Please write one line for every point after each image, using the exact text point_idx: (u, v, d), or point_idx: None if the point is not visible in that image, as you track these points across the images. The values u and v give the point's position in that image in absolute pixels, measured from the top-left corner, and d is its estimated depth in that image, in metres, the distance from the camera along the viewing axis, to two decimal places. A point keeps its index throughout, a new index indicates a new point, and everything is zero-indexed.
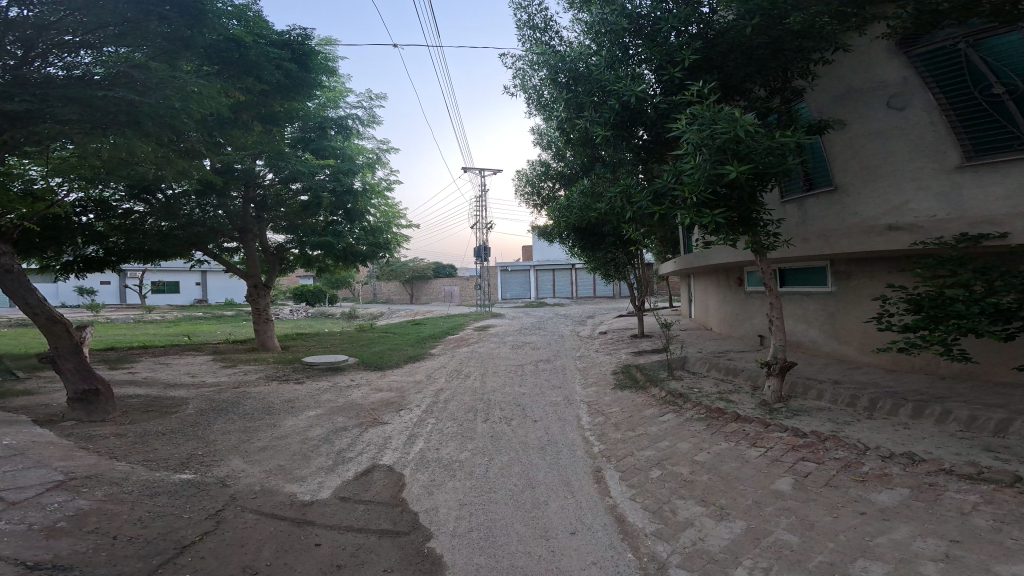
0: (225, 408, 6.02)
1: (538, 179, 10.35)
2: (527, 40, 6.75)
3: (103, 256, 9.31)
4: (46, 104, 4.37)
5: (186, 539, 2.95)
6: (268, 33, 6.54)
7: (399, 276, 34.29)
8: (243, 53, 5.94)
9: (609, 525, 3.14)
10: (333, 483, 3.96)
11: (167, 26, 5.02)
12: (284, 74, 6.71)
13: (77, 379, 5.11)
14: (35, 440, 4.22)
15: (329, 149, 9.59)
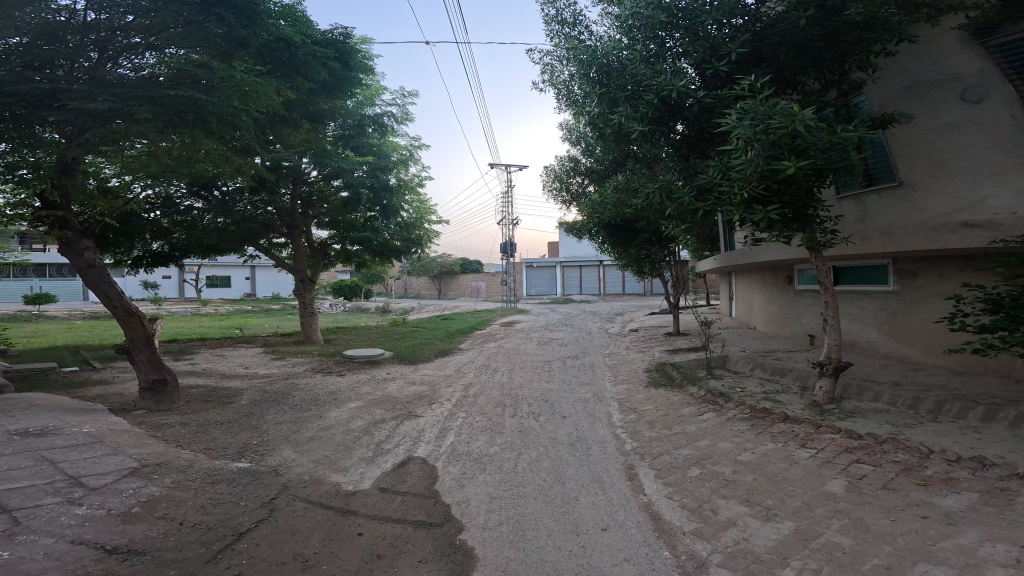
0: (276, 398, 6.24)
1: (567, 175, 10.34)
2: (556, 35, 6.71)
3: (167, 251, 9.75)
4: (125, 103, 4.55)
5: (242, 526, 3.06)
6: (312, 33, 6.67)
7: (427, 271, 34.72)
8: (291, 52, 6.19)
9: (643, 522, 3.13)
10: (374, 474, 4.05)
11: (223, 27, 5.26)
12: (330, 73, 6.91)
13: (149, 369, 5.37)
14: (110, 428, 4.47)
15: (367, 147, 9.82)
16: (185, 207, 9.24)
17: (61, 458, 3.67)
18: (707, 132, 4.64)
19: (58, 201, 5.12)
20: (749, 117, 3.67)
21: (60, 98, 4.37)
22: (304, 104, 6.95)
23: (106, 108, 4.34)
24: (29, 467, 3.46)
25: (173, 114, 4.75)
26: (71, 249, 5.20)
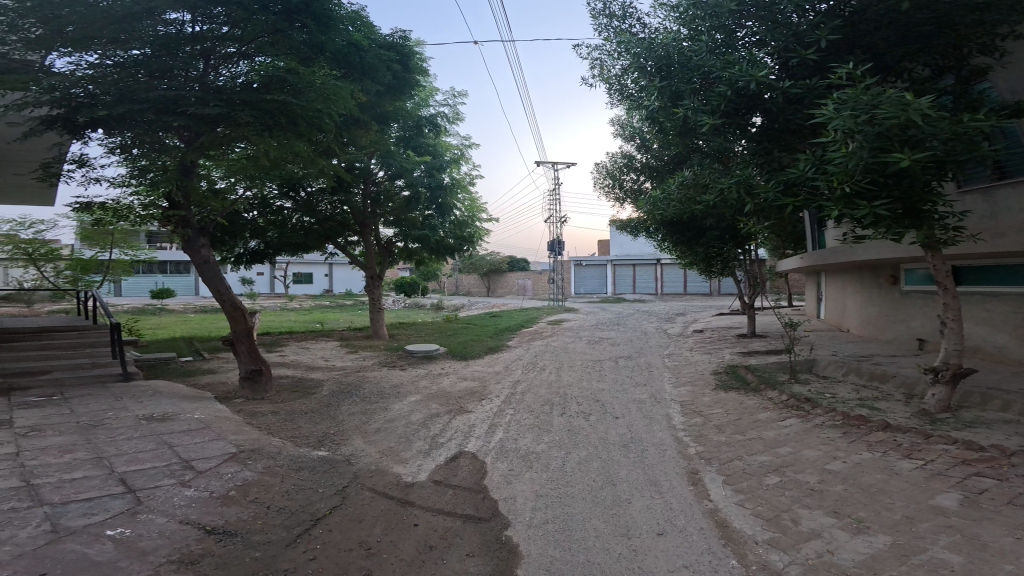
0: (350, 390, 6.55)
1: (620, 172, 10.22)
2: (604, 29, 6.62)
3: (263, 250, 10.39)
4: (231, 108, 4.99)
5: (318, 513, 3.23)
6: (377, 37, 6.91)
7: (476, 268, 35.10)
8: (359, 55, 6.33)
9: (707, 529, 3.05)
10: (429, 467, 4.14)
11: (304, 33, 5.57)
12: (392, 75, 7.08)
13: (248, 360, 5.80)
14: (215, 415, 4.93)
15: (426, 147, 10.12)
16: (277, 208, 9.84)
17: (176, 442, 4.09)
18: (794, 123, 4.52)
19: (179, 202, 5.57)
20: (845, 107, 3.54)
21: (185, 107, 4.76)
22: (373, 106, 7.20)
23: (218, 113, 4.80)
24: (151, 449, 3.90)
25: (268, 117, 5.20)
26: (188, 247, 5.57)
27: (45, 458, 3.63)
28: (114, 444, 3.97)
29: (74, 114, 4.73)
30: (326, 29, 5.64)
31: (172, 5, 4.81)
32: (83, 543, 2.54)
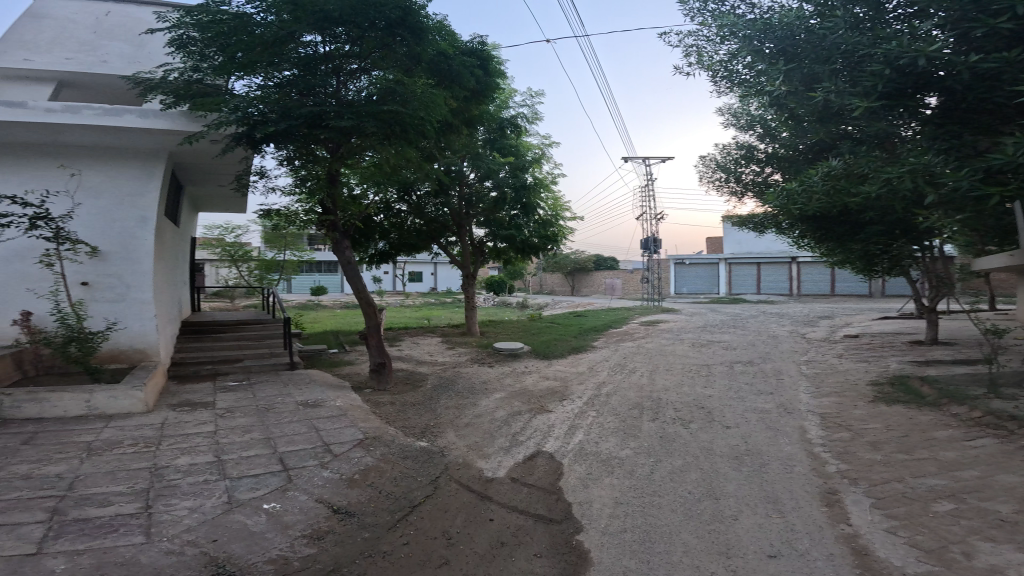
0: (447, 384, 6.92)
1: (739, 165, 9.36)
2: (697, 14, 6.27)
3: (388, 251, 11.34)
4: (359, 120, 5.39)
5: (415, 500, 3.49)
6: (461, 44, 7.04)
7: (562, 267, 35.16)
8: (446, 63, 6.51)
9: (836, 556, 2.76)
10: (506, 463, 4.17)
11: (404, 44, 5.82)
12: (475, 82, 7.18)
13: (376, 353, 6.45)
14: (351, 403, 5.55)
15: (510, 148, 10.34)
16: (398, 211, 10.67)
17: (322, 426, 4.69)
18: (992, 103, 4.19)
19: (330, 206, 6.27)
20: None
21: (326, 120, 5.30)
22: (463, 112, 7.52)
23: (349, 125, 5.27)
24: (304, 432, 4.51)
25: (388, 127, 5.57)
26: (336, 247, 6.34)
27: (228, 437, 4.38)
28: (277, 426, 4.67)
29: (253, 130, 5.34)
30: (420, 40, 5.86)
31: (307, 26, 5.34)
32: (238, 516, 3.06)
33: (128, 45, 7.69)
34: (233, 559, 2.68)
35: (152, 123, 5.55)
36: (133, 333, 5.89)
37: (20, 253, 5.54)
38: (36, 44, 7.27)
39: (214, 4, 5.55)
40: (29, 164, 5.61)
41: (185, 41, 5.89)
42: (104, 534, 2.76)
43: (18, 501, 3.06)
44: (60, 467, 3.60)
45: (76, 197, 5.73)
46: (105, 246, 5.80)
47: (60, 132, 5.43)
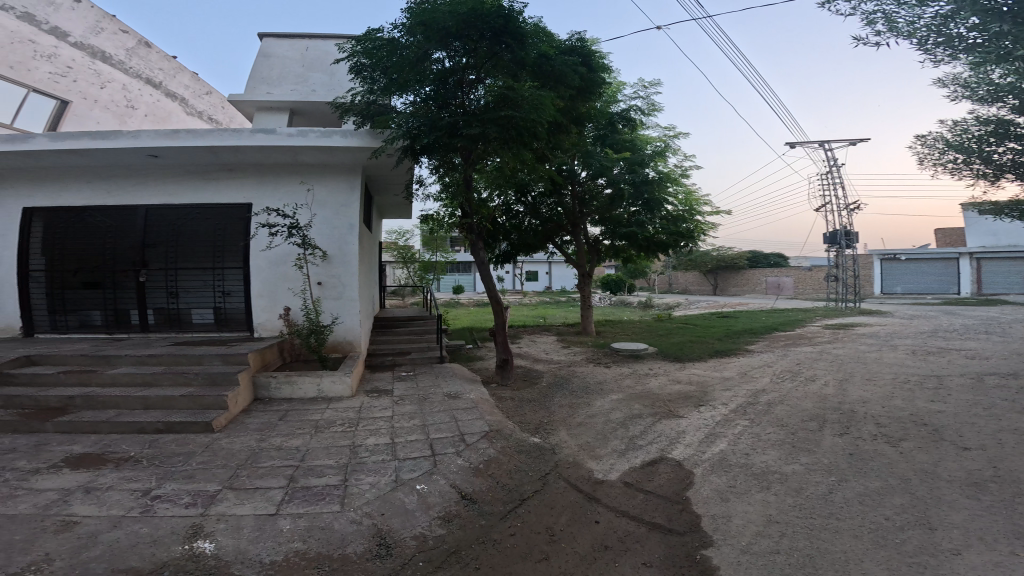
0: (560, 383, 7.26)
1: (985, 143, 5.47)
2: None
3: (509, 251, 12.02)
4: (482, 128, 5.80)
5: (525, 493, 3.74)
6: (560, 44, 7.11)
7: (701, 266, 33.51)
8: (550, 65, 6.52)
9: None
10: (622, 467, 4.24)
11: (510, 51, 6.04)
12: (580, 79, 7.17)
13: (501, 349, 7.20)
14: (484, 397, 6.05)
15: (621, 142, 10.38)
16: (516, 212, 11.18)
17: (461, 417, 5.20)
18: None
19: (469, 211, 6.82)
20: None
21: (459, 130, 5.80)
22: (570, 110, 7.55)
23: (476, 132, 5.72)
24: (448, 422, 5.04)
25: (508, 131, 5.86)
26: (473, 250, 7.08)
27: (398, 421, 5.02)
28: (430, 414, 5.27)
29: (414, 143, 5.97)
30: (521, 44, 5.99)
31: (436, 44, 5.79)
32: (401, 493, 3.50)
33: (324, 74, 9.40)
34: (392, 532, 3.10)
35: (354, 142, 6.35)
36: (347, 327, 6.94)
37: (284, 258, 6.84)
38: (273, 78, 9.27)
39: (373, 31, 6.20)
40: (278, 182, 6.89)
41: (361, 68, 6.53)
42: (313, 501, 3.34)
43: (269, 468, 3.85)
44: (296, 441, 4.42)
45: (311, 209, 6.90)
46: (331, 249, 6.88)
47: (301, 155, 6.56)
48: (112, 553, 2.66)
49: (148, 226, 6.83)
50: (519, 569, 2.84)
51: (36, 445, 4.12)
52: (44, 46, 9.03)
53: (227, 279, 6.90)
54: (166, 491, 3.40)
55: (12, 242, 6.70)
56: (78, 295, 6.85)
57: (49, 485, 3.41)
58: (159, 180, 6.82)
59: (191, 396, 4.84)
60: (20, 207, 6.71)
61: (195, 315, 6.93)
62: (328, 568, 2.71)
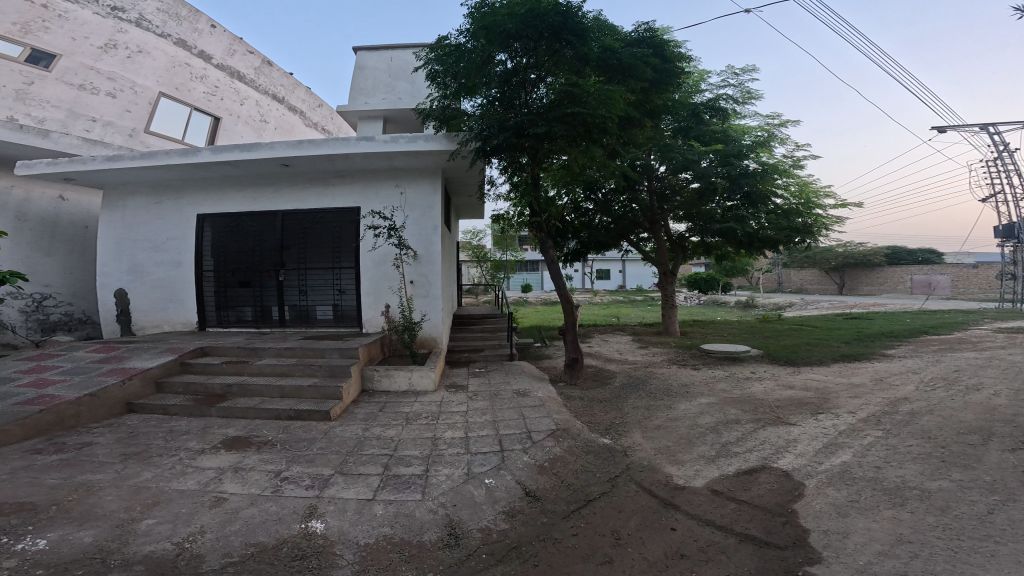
0: (639, 384, 7.14)
1: None
2: None
3: (577, 249, 12.09)
4: (549, 126, 5.80)
5: (591, 495, 3.67)
6: (626, 37, 6.96)
7: (819, 263, 31.11)
8: (615, 57, 6.38)
9: None
10: (710, 474, 4.02)
11: (571, 48, 5.97)
12: (652, 69, 6.97)
13: (570, 349, 7.19)
14: (551, 395, 6.07)
15: (709, 134, 9.82)
16: (586, 209, 11.17)
17: (528, 414, 5.26)
18: None
19: (538, 211, 6.87)
20: None
21: (526, 130, 5.83)
22: (643, 103, 7.39)
23: (543, 132, 5.71)
24: (515, 418, 5.11)
25: (576, 128, 5.80)
26: (543, 249, 7.10)
27: (472, 416, 5.16)
28: (501, 411, 5.36)
29: (485, 145, 6.09)
30: (581, 38, 5.92)
31: (499, 46, 5.79)
32: (471, 486, 3.60)
33: (411, 84, 9.83)
34: (460, 523, 3.14)
35: (435, 146, 6.51)
36: (434, 325, 7.17)
37: (384, 258, 7.24)
38: (367, 88, 9.85)
39: (442, 38, 6.42)
40: (375, 186, 7.33)
41: (435, 75, 6.76)
42: (399, 490, 3.51)
43: (370, 455, 4.13)
44: (391, 431, 4.70)
45: (403, 211, 7.25)
46: (421, 249, 7.18)
47: (395, 160, 6.93)
48: (246, 527, 2.97)
49: (285, 229, 7.53)
50: (578, 570, 2.74)
51: (203, 427, 4.73)
52: (196, 69, 10.72)
53: (343, 277, 7.46)
54: (293, 473, 3.76)
55: (187, 245, 7.56)
56: (231, 292, 7.65)
57: (210, 463, 3.88)
58: (290, 186, 7.48)
59: (314, 387, 5.33)
60: (192, 213, 7.58)
61: (320, 312, 7.61)
62: (405, 553, 2.79)
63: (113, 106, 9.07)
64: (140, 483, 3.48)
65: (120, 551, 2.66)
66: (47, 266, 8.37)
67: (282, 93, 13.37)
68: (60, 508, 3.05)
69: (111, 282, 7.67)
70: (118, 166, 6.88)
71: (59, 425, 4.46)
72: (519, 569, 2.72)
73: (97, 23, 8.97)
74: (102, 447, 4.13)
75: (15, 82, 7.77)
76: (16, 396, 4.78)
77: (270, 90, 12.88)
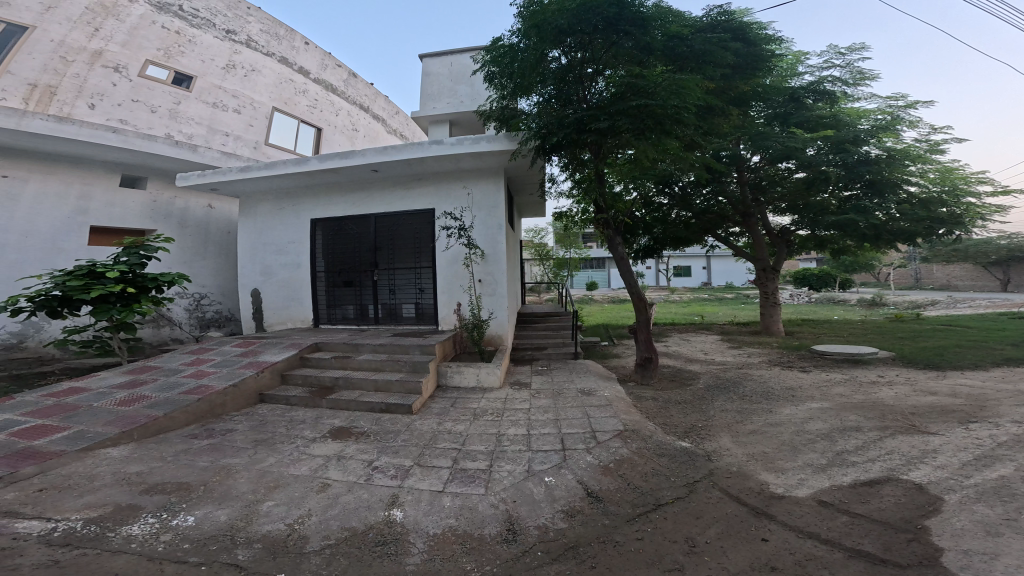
0: (728, 386, 6.83)
1: None
2: None
3: (651, 245, 11.96)
4: (613, 120, 5.68)
5: (662, 499, 3.50)
6: (699, 25, 6.66)
7: (969, 260, 26.89)
8: (684, 45, 6.18)
9: None
10: (816, 484, 3.65)
11: (631, 39, 5.82)
12: (734, 55, 6.80)
13: (643, 348, 7.03)
14: (617, 395, 5.96)
15: (815, 120, 9.14)
16: (660, 205, 10.90)
17: (592, 414, 5.19)
18: None
19: (603, 207, 6.76)
20: None
21: (588, 126, 5.74)
22: (725, 91, 7.12)
23: (606, 126, 5.60)
24: (578, 417, 5.08)
25: (643, 121, 5.63)
26: (610, 245, 6.95)
27: (534, 414, 5.20)
28: (564, 409, 5.35)
29: (545, 142, 6.06)
30: (642, 28, 5.71)
31: (551, 43, 5.75)
32: (530, 483, 3.62)
33: (473, 87, 9.99)
34: (518, 519, 3.15)
35: (497, 147, 6.57)
36: (500, 321, 7.28)
37: (455, 257, 7.44)
38: (433, 93, 10.17)
39: (497, 40, 6.49)
40: (446, 188, 7.55)
41: (492, 76, 6.82)
42: (465, 483, 3.61)
43: (442, 448, 4.28)
44: (461, 426, 4.84)
45: (471, 211, 7.40)
46: (487, 248, 7.31)
47: (462, 162, 7.09)
48: (343, 510, 3.21)
49: (378, 229, 7.94)
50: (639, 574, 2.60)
51: (316, 417, 5.15)
52: (299, 84, 11.63)
53: (423, 277, 7.80)
54: (382, 462, 3.98)
55: (304, 248, 8.15)
56: (337, 292, 8.19)
57: (319, 451, 4.22)
58: (384, 189, 7.85)
59: (401, 381, 5.62)
60: (307, 218, 8.19)
61: (405, 309, 7.97)
62: (467, 545, 2.83)
63: (239, 121, 10.08)
64: (266, 467, 3.86)
65: (246, 529, 2.96)
66: (203, 269, 9.47)
67: (367, 102, 14.12)
68: (206, 488, 3.45)
69: (248, 282, 8.46)
70: (252, 175, 7.58)
71: (210, 414, 5.04)
72: (575, 569, 2.64)
73: (217, 46, 9.91)
74: (239, 433, 4.62)
75: (167, 102, 8.87)
76: (180, 386, 5.44)
77: (358, 101, 13.70)
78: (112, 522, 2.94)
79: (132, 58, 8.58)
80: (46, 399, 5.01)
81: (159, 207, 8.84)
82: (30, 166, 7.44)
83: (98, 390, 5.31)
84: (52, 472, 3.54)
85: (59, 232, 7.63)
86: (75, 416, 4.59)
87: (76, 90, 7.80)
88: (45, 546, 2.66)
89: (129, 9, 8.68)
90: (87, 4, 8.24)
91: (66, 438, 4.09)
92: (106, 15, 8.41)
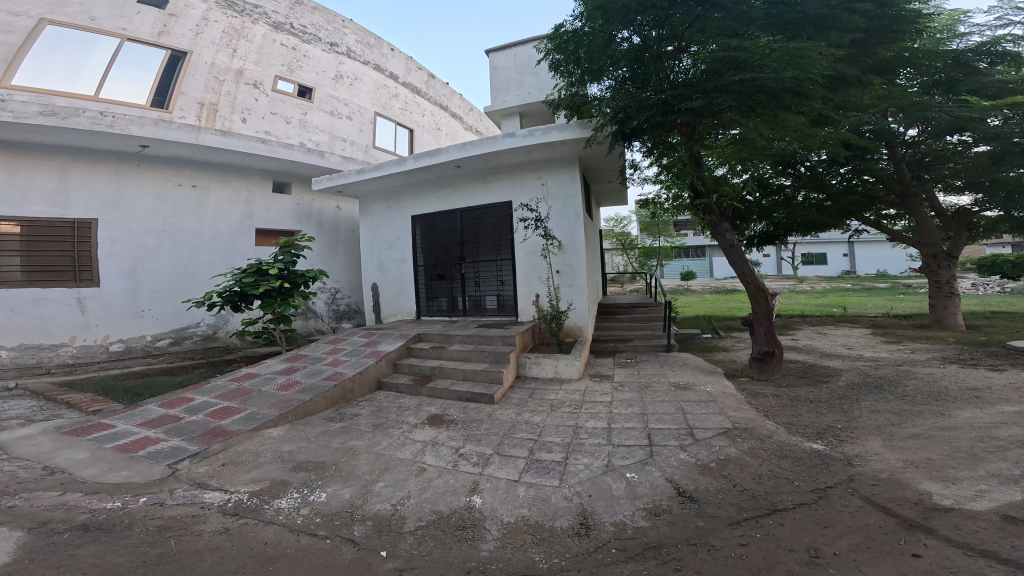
0: (881, 386, 6.06)
1: None
2: None
3: (769, 231, 11.11)
4: (710, 98, 5.30)
5: (780, 504, 3.17)
6: None
7: None
8: (797, 11, 5.55)
9: None
10: (1000, 497, 3.07)
11: (721, 10, 5.41)
12: (866, 18, 6.00)
13: (762, 341, 6.53)
14: (722, 390, 5.59)
15: (998, 84, 7.72)
16: (778, 186, 10.08)
17: (690, 410, 4.93)
18: None
19: (702, 191, 6.35)
20: None
21: (675, 106, 5.42)
22: (861, 58, 6.36)
23: (700, 104, 5.24)
24: (672, 413, 4.85)
25: (751, 96, 5.20)
26: (715, 232, 6.52)
27: (616, 407, 5.05)
28: (651, 403, 5.16)
29: (624, 126, 5.82)
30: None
31: (619, 23, 5.50)
32: (610, 478, 3.54)
33: (539, 77, 9.86)
34: (595, 514, 3.09)
35: (568, 135, 6.46)
36: (579, 311, 7.18)
37: (533, 249, 7.45)
38: (502, 87, 10.27)
39: (559, 27, 6.31)
40: (522, 180, 7.57)
41: (557, 64, 6.66)
42: (540, 474, 3.63)
43: (519, 439, 4.32)
44: (538, 416, 4.87)
45: (547, 202, 7.36)
46: (564, 238, 7.22)
47: (534, 153, 7.07)
48: (439, 494, 3.38)
49: (464, 224, 8.21)
50: None
51: (418, 404, 5.46)
52: (393, 88, 12.37)
53: (505, 269, 7.92)
54: (468, 450, 4.12)
55: (406, 244, 8.65)
56: (434, 285, 8.58)
57: (421, 436, 4.48)
58: (467, 184, 8.08)
59: (485, 370, 5.79)
60: (408, 215, 8.69)
61: (489, 301, 8.15)
62: (537, 535, 2.85)
63: (352, 127, 11.07)
64: (380, 450, 4.17)
65: (362, 506, 3.23)
66: (336, 265, 10.47)
67: (445, 101, 14.58)
68: (336, 467, 3.81)
69: (369, 279, 9.17)
70: (365, 178, 8.19)
71: (343, 398, 5.57)
72: (654, 570, 2.52)
73: (326, 59, 10.79)
74: (363, 418, 5.04)
75: (297, 113, 9.97)
76: (322, 372, 6.09)
77: (438, 101, 14.21)
78: (268, 495, 3.38)
79: (265, 74, 9.62)
80: (231, 383, 5.87)
81: (302, 209, 9.88)
82: (210, 176, 8.60)
83: (264, 376, 6.09)
84: (233, 449, 4.17)
85: (234, 235, 8.86)
86: (251, 398, 5.32)
87: (231, 107, 9.01)
88: (220, 514, 3.12)
89: (253, 30, 9.59)
90: (223, 28, 9.15)
91: (243, 418, 4.79)
92: (239, 37, 9.35)
